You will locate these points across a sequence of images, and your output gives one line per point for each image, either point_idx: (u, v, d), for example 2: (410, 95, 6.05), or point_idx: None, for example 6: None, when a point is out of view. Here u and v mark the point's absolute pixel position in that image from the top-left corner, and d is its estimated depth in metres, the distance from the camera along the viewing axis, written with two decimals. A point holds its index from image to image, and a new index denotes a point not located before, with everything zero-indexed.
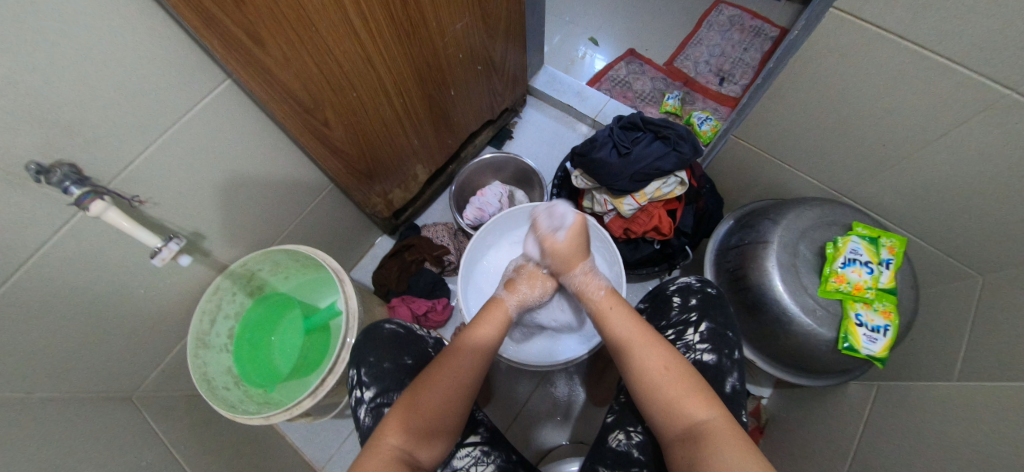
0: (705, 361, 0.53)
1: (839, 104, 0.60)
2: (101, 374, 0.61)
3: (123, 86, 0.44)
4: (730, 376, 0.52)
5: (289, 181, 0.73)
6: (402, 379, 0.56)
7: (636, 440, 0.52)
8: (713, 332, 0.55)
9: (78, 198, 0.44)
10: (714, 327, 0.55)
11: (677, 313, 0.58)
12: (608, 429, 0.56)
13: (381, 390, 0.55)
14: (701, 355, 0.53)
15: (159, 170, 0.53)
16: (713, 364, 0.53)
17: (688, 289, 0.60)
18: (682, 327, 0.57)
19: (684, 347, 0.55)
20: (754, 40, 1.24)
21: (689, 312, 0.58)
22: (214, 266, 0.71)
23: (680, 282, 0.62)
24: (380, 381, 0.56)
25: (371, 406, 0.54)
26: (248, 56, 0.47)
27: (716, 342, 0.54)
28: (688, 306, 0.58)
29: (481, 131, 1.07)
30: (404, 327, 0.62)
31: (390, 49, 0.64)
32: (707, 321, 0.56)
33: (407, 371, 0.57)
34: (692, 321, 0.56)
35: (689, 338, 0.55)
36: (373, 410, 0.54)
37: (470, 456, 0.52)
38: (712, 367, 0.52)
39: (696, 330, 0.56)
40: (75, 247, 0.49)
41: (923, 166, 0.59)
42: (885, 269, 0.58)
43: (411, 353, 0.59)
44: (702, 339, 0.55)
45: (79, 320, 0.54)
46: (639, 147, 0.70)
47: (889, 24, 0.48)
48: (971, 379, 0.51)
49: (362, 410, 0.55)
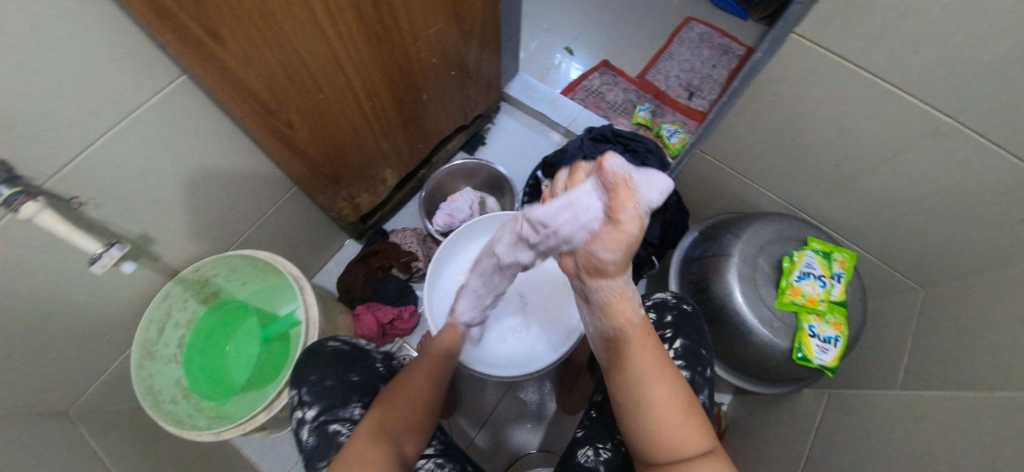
0: (680, 378, 0.54)
1: (796, 124, 0.63)
2: (30, 389, 0.56)
3: (62, 80, 0.41)
4: (702, 394, 0.53)
5: (248, 183, 0.70)
6: (346, 395, 0.54)
7: (604, 457, 0.53)
8: (686, 350, 0.56)
9: (7, 199, 0.40)
10: (688, 344, 0.56)
11: (653, 330, 0.59)
12: (578, 444, 0.56)
13: (325, 408, 0.53)
14: (676, 371, 0.54)
15: (102, 170, 0.50)
16: (687, 380, 0.53)
17: (663, 305, 0.61)
18: (657, 344, 0.57)
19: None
20: (721, 57, 1.29)
21: (664, 328, 0.58)
22: (164, 272, 0.67)
23: (656, 298, 0.62)
24: (322, 399, 0.53)
25: (314, 425, 0.52)
26: (205, 55, 0.45)
27: (689, 359, 0.55)
28: (663, 322, 0.58)
29: (454, 137, 1.07)
30: (348, 344, 0.61)
31: (359, 52, 0.63)
32: (682, 338, 0.57)
33: (352, 387, 0.55)
34: (666, 337, 0.57)
35: (664, 353, 0.56)
36: (316, 429, 0.51)
37: (424, 470, 0.50)
38: (687, 384, 0.53)
39: (671, 346, 0.56)
40: (3, 252, 0.45)
41: (872, 185, 0.63)
42: (837, 283, 0.61)
43: (357, 370, 0.57)
44: (676, 356, 0.55)
45: (6, 331, 0.50)
46: (608, 158, 0.70)
47: (842, 51, 0.51)
48: (914, 388, 0.54)
49: (304, 431, 0.52)
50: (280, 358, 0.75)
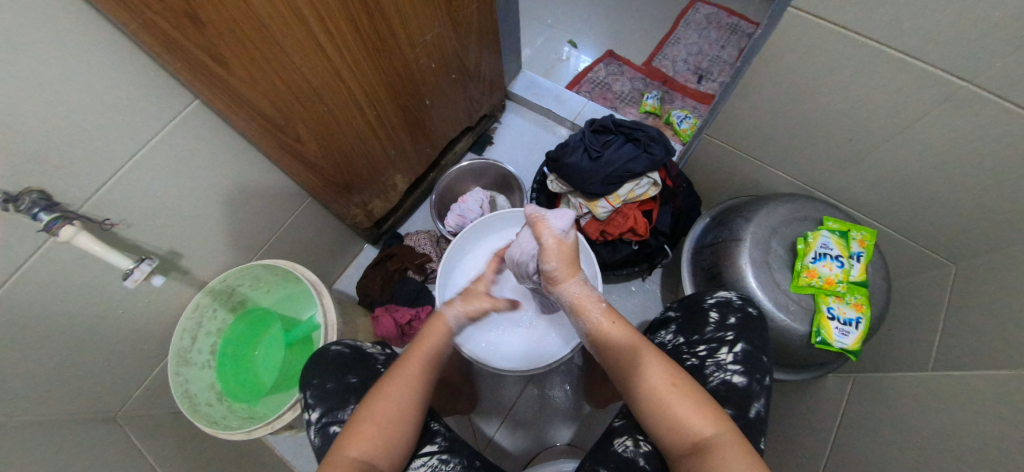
0: (734, 383, 0.51)
1: (805, 99, 0.61)
2: (82, 396, 0.61)
3: (87, 112, 0.44)
4: (757, 402, 0.51)
5: (265, 196, 0.74)
6: (346, 397, 0.56)
7: (644, 450, 0.52)
8: (747, 354, 0.53)
9: (47, 225, 0.44)
10: (749, 349, 0.53)
11: (713, 330, 0.56)
12: (617, 435, 0.56)
13: (326, 409, 0.55)
14: (731, 376, 0.52)
15: (130, 193, 0.54)
16: (742, 387, 0.51)
17: (726, 305, 0.58)
18: (716, 345, 0.55)
19: (714, 365, 0.53)
20: (731, 37, 1.25)
21: (725, 330, 0.55)
22: (194, 284, 0.71)
23: (719, 296, 0.59)
24: (324, 401, 0.55)
25: (318, 426, 0.54)
26: (213, 78, 0.48)
27: (750, 365, 0.52)
28: (725, 323, 0.56)
29: (460, 138, 1.08)
30: (351, 346, 0.62)
31: (359, 64, 0.65)
32: (744, 342, 0.54)
33: (352, 389, 0.56)
34: (727, 340, 0.54)
35: (721, 356, 0.53)
36: (319, 430, 0.54)
37: (427, 466, 0.52)
38: (741, 390, 0.51)
39: (731, 349, 0.54)
40: (49, 272, 0.50)
41: (890, 158, 0.59)
42: (856, 262, 0.59)
43: (356, 371, 0.58)
44: (735, 360, 0.53)
45: (58, 343, 0.55)
46: (610, 149, 0.70)
47: (844, 20, 0.49)
48: (945, 370, 0.51)
49: (310, 431, 0.54)
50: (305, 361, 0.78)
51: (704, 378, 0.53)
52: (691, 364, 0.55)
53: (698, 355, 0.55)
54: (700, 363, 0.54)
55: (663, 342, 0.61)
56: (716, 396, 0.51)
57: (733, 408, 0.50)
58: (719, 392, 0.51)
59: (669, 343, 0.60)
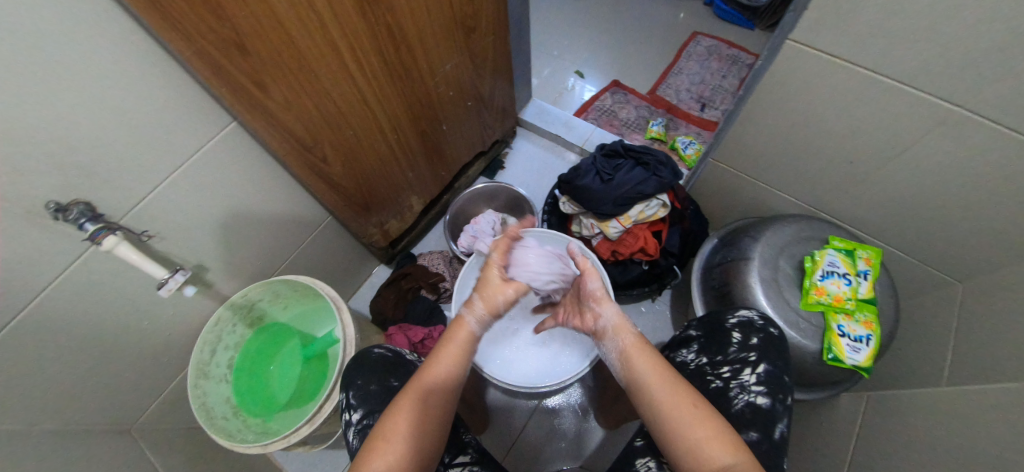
0: (759, 404, 0.52)
1: (806, 124, 0.64)
2: (101, 406, 0.62)
3: (139, 131, 0.48)
4: (781, 423, 0.52)
5: (290, 213, 0.77)
6: (387, 399, 0.57)
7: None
8: (770, 376, 0.54)
9: (92, 234, 0.48)
10: (772, 370, 0.54)
11: (736, 351, 0.57)
12: (639, 455, 0.57)
13: (368, 411, 0.56)
14: (755, 397, 0.53)
15: (167, 206, 0.57)
16: (767, 408, 0.52)
17: (748, 325, 0.59)
18: (739, 366, 0.56)
19: (738, 387, 0.54)
20: (731, 68, 1.32)
21: (748, 351, 0.56)
22: (216, 298, 0.73)
23: (741, 316, 0.60)
24: (367, 402, 0.57)
25: (358, 428, 0.55)
26: (253, 102, 0.52)
27: (773, 386, 0.53)
28: (748, 344, 0.57)
29: (474, 163, 1.13)
30: (392, 351, 0.65)
31: (384, 91, 0.70)
32: (767, 363, 0.55)
33: (395, 392, 0.59)
34: (750, 361, 0.55)
35: (745, 378, 0.54)
36: (359, 432, 0.55)
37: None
38: (766, 412, 0.52)
39: (754, 370, 0.55)
40: (85, 280, 0.52)
41: (891, 179, 0.62)
42: (863, 280, 0.60)
43: (397, 375, 0.61)
44: (758, 381, 0.54)
45: (86, 350, 0.56)
46: (621, 173, 0.73)
47: (839, 51, 0.53)
48: (960, 385, 0.51)
49: (350, 433, 0.56)
50: (320, 377, 0.79)
51: (729, 401, 0.54)
52: (715, 387, 0.56)
53: (722, 377, 0.56)
54: (725, 386, 0.55)
55: (686, 361, 0.61)
56: (742, 419, 0.52)
57: (757, 431, 0.51)
58: (745, 415, 0.52)
59: (692, 363, 0.61)
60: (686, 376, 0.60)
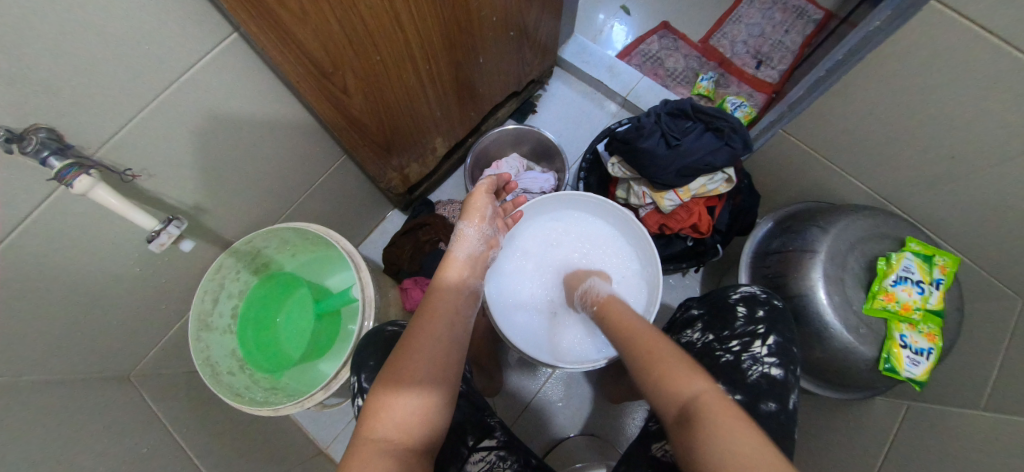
0: (773, 375, 0.50)
1: (916, 108, 0.56)
2: (95, 355, 0.56)
3: (111, 40, 0.36)
4: (793, 395, 0.49)
5: (300, 150, 0.66)
6: None
7: None
8: (781, 347, 0.52)
9: (59, 173, 0.36)
10: (782, 341, 0.52)
11: (743, 324, 0.54)
12: (654, 438, 0.53)
13: None
14: (769, 368, 0.50)
15: (153, 138, 0.46)
16: (781, 379, 0.49)
17: (752, 299, 0.56)
18: (748, 339, 0.53)
19: (751, 359, 0.51)
20: (796, 21, 1.15)
21: (756, 323, 0.54)
22: (217, 243, 0.65)
23: (743, 291, 0.57)
24: None
25: None
26: (259, 8, 0.39)
27: (784, 357, 0.51)
28: (754, 317, 0.54)
29: (505, 103, 0.99)
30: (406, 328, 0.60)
31: (420, 7, 0.55)
32: (775, 334, 0.52)
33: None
34: (759, 333, 0.53)
35: (756, 350, 0.52)
36: None
37: (485, 461, 0.52)
38: (779, 383, 0.49)
39: (764, 342, 0.52)
40: (59, 224, 0.43)
41: (991, 184, 0.56)
42: (936, 289, 0.55)
43: None
44: (770, 352, 0.51)
45: (67, 299, 0.48)
46: (689, 138, 0.64)
47: (999, 26, 0.43)
48: (1006, 412, 0.51)
49: None
50: (331, 333, 0.74)
51: (743, 373, 0.50)
52: (726, 361, 0.52)
53: (732, 350, 0.53)
54: (736, 359, 0.52)
55: (691, 341, 0.58)
56: (758, 391, 0.49)
57: (774, 402, 0.49)
58: (761, 386, 0.49)
59: (698, 341, 0.57)
60: (694, 355, 0.56)
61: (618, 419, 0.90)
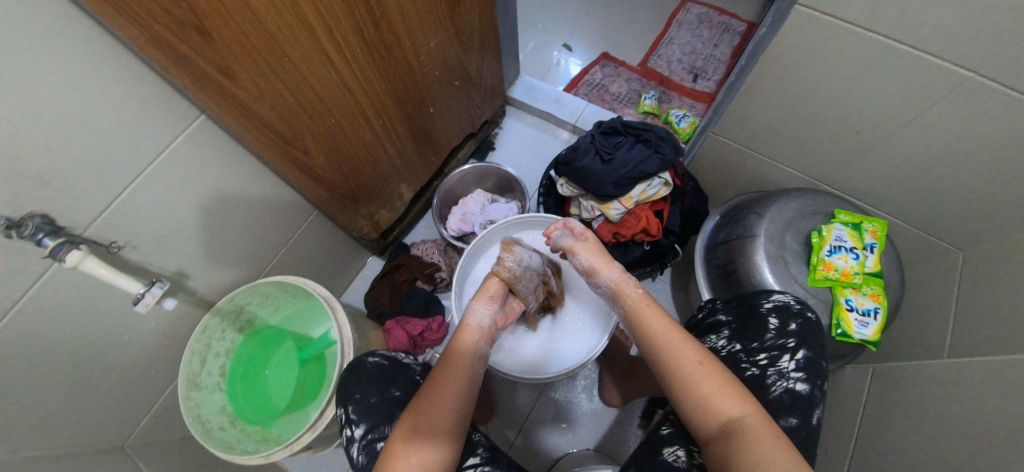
0: (798, 391, 0.49)
1: (811, 96, 0.62)
2: (87, 428, 0.58)
3: (90, 134, 0.42)
4: (818, 409, 0.48)
5: (273, 210, 0.72)
6: (391, 411, 0.56)
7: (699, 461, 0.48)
8: (809, 362, 0.51)
9: (52, 251, 0.42)
10: (811, 356, 0.51)
11: (773, 336, 0.53)
12: (665, 443, 0.52)
13: (371, 426, 0.55)
14: (794, 384, 0.49)
15: (133, 214, 0.51)
16: (806, 395, 0.49)
17: (785, 310, 0.55)
18: (777, 352, 0.51)
19: (776, 374, 0.50)
20: (722, 36, 1.27)
21: (787, 337, 0.52)
22: (201, 305, 0.69)
23: (776, 300, 0.56)
24: (369, 417, 0.55)
25: (363, 443, 0.54)
26: (220, 92, 0.46)
27: (811, 371, 0.50)
28: (786, 330, 0.53)
29: (463, 145, 1.08)
30: (388, 358, 0.63)
31: (366, 74, 0.64)
32: (805, 348, 0.51)
33: (397, 403, 0.57)
34: (789, 347, 0.51)
35: (784, 364, 0.50)
36: (364, 448, 0.53)
37: None
38: (805, 399, 0.48)
39: (793, 357, 0.51)
40: (52, 299, 0.47)
41: (894, 151, 0.61)
42: (870, 254, 0.60)
43: (398, 385, 0.59)
44: (797, 367, 0.50)
45: (58, 373, 0.52)
46: (621, 151, 0.70)
47: (851, 16, 0.49)
48: (961, 358, 0.52)
49: (355, 448, 0.54)
50: (319, 379, 0.77)
51: (766, 389, 0.49)
52: (751, 376, 0.51)
53: (759, 364, 0.51)
54: (762, 373, 0.51)
55: (716, 348, 0.56)
56: (780, 406, 0.48)
57: (796, 417, 0.47)
58: (784, 402, 0.48)
59: (723, 349, 0.55)
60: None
61: (618, 431, 0.90)
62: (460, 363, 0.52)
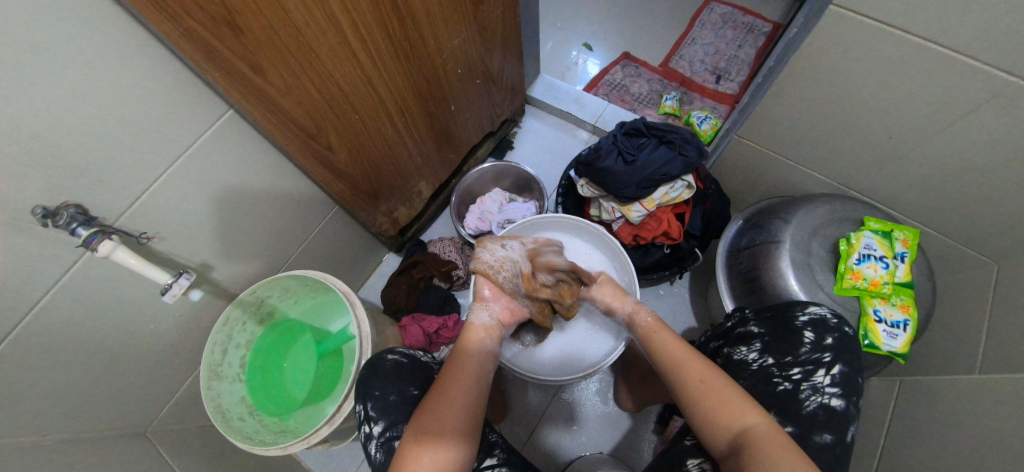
0: (833, 406, 0.48)
1: (844, 100, 0.60)
2: (114, 413, 0.60)
3: (123, 127, 0.43)
4: (852, 425, 0.48)
5: (295, 205, 0.73)
6: (409, 410, 0.56)
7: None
8: (844, 377, 0.50)
9: (86, 240, 0.43)
10: (846, 371, 0.50)
11: (808, 351, 0.51)
12: (690, 455, 0.51)
13: (390, 424, 0.55)
14: (829, 399, 0.48)
15: (163, 206, 0.52)
16: (841, 411, 0.48)
17: (821, 324, 0.53)
18: (812, 367, 0.50)
19: (810, 389, 0.49)
20: (747, 36, 1.24)
21: (823, 351, 0.51)
22: (224, 297, 0.70)
23: (813, 313, 0.54)
24: (387, 415, 0.56)
25: (382, 441, 0.54)
26: (249, 88, 0.47)
27: (846, 387, 0.49)
28: (822, 344, 0.51)
29: (482, 144, 1.08)
30: (406, 357, 0.64)
31: (390, 71, 0.64)
32: (841, 363, 0.50)
33: (415, 401, 0.57)
34: (825, 362, 0.50)
35: (818, 379, 0.49)
36: (383, 445, 0.54)
37: None
38: (840, 414, 0.48)
39: (828, 372, 0.50)
40: (83, 288, 0.49)
41: (929, 159, 0.59)
42: (901, 263, 0.58)
43: (416, 384, 0.59)
44: (832, 382, 0.49)
45: (89, 359, 0.53)
46: (644, 153, 0.69)
47: (891, 18, 0.48)
48: (995, 374, 0.51)
49: (373, 445, 0.55)
50: (335, 373, 0.78)
51: (799, 404, 0.49)
52: (784, 390, 0.50)
53: (792, 379, 0.50)
54: (795, 388, 0.50)
55: (746, 361, 0.54)
56: (815, 422, 0.47)
57: (831, 434, 0.47)
58: (818, 418, 0.47)
59: (753, 362, 0.54)
60: (748, 377, 0.53)
61: (631, 435, 0.89)
62: (472, 362, 0.53)
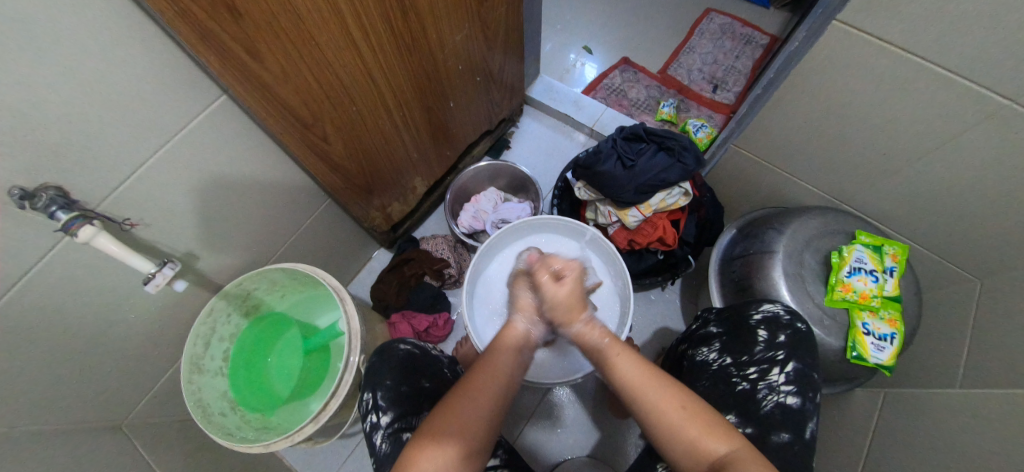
0: (789, 405, 0.49)
1: (840, 114, 0.61)
2: (87, 406, 0.58)
3: (110, 108, 0.41)
4: (810, 422, 0.49)
5: (287, 196, 0.71)
6: (419, 404, 0.56)
7: None
8: (799, 374, 0.50)
9: (66, 224, 0.41)
10: (801, 367, 0.51)
11: (762, 350, 0.52)
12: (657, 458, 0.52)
13: (399, 415, 0.54)
14: (785, 398, 0.49)
15: (149, 192, 0.50)
16: (797, 408, 0.49)
17: (775, 322, 0.54)
18: (767, 366, 0.51)
19: (767, 388, 0.50)
20: (744, 48, 1.26)
21: (776, 349, 0.52)
22: (208, 287, 0.68)
23: (766, 312, 0.55)
24: (397, 405, 0.55)
25: (388, 432, 0.53)
26: (243, 71, 0.45)
27: (801, 384, 0.50)
28: (775, 342, 0.52)
29: (480, 141, 1.07)
30: (418, 348, 0.63)
31: (390, 62, 0.62)
32: (795, 360, 0.51)
33: (426, 395, 0.57)
34: (778, 360, 0.51)
35: (774, 378, 0.50)
36: (390, 436, 0.53)
37: None
38: (796, 412, 0.49)
39: (783, 369, 0.51)
40: (61, 274, 0.46)
41: (920, 176, 0.60)
42: (890, 277, 0.59)
43: (427, 376, 0.59)
44: (787, 380, 0.50)
45: (62, 349, 0.51)
46: (644, 159, 0.69)
47: (891, 36, 0.49)
48: (977, 389, 0.52)
49: (378, 436, 0.53)
50: (321, 369, 0.77)
51: (756, 404, 0.50)
52: (742, 390, 0.51)
53: (749, 378, 0.51)
54: (752, 388, 0.51)
55: (706, 361, 0.56)
56: (771, 422, 0.48)
57: (788, 432, 0.48)
58: (775, 417, 0.48)
59: (714, 363, 0.55)
60: (708, 377, 0.54)
61: (615, 440, 0.89)
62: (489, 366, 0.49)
